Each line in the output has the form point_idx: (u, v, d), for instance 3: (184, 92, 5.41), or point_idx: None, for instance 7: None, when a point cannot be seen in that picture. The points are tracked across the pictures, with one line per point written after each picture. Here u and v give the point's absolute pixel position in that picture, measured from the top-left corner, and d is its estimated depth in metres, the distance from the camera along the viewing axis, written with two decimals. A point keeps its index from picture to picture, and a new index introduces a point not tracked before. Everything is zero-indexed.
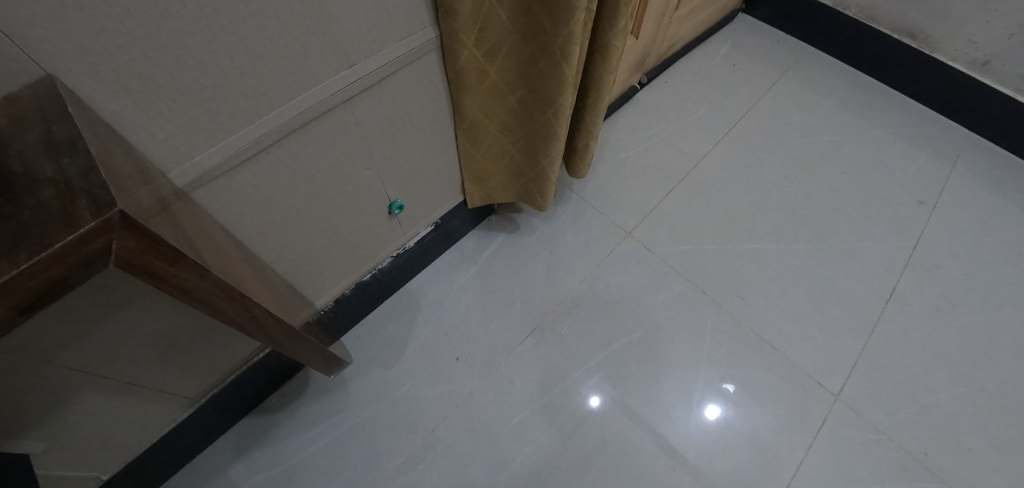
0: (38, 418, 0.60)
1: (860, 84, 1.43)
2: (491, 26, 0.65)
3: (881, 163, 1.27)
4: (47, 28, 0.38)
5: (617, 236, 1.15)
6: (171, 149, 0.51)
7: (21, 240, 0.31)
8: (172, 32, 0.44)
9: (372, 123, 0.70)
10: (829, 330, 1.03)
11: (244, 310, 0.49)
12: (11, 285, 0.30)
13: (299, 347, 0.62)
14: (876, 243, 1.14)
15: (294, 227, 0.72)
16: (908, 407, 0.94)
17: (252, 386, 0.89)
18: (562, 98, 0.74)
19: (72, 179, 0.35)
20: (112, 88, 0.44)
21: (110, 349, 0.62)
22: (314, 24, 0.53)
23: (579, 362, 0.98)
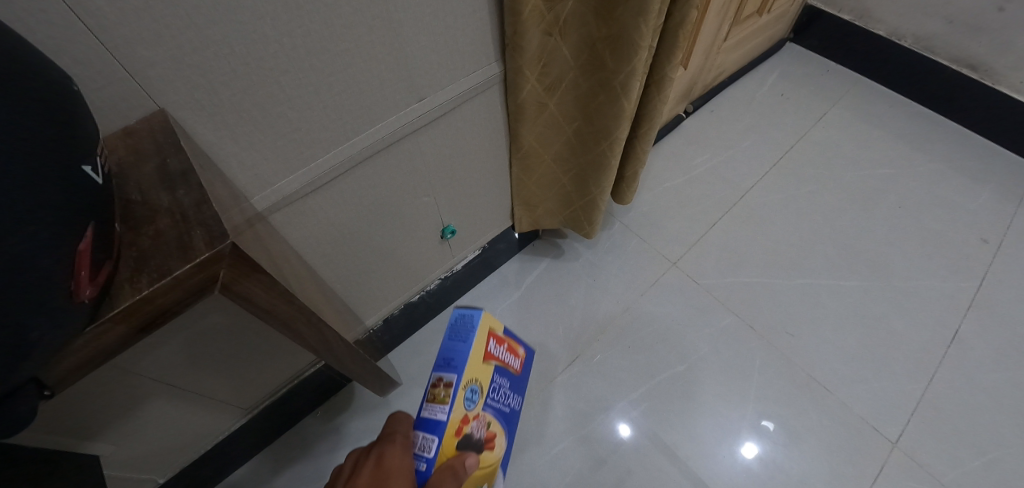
0: (110, 420, 0.64)
1: (916, 115, 1.39)
2: (555, 63, 0.68)
3: (939, 198, 1.22)
4: (164, 68, 0.41)
5: (662, 266, 1.14)
6: (257, 176, 0.54)
7: (142, 267, 0.34)
8: (269, 70, 0.48)
9: (434, 152, 0.73)
10: (886, 372, 0.98)
11: (316, 332, 0.51)
12: (131, 308, 0.33)
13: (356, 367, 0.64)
14: (935, 283, 1.09)
15: (355, 250, 0.75)
16: (974, 461, 0.88)
17: (301, 401, 0.91)
18: (619, 131, 0.75)
19: (186, 210, 0.38)
20: (211, 121, 0.47)
21: (180, 358, 0.65)
22: (392, 61, 0.56)
23: (620, 393, 0.97)
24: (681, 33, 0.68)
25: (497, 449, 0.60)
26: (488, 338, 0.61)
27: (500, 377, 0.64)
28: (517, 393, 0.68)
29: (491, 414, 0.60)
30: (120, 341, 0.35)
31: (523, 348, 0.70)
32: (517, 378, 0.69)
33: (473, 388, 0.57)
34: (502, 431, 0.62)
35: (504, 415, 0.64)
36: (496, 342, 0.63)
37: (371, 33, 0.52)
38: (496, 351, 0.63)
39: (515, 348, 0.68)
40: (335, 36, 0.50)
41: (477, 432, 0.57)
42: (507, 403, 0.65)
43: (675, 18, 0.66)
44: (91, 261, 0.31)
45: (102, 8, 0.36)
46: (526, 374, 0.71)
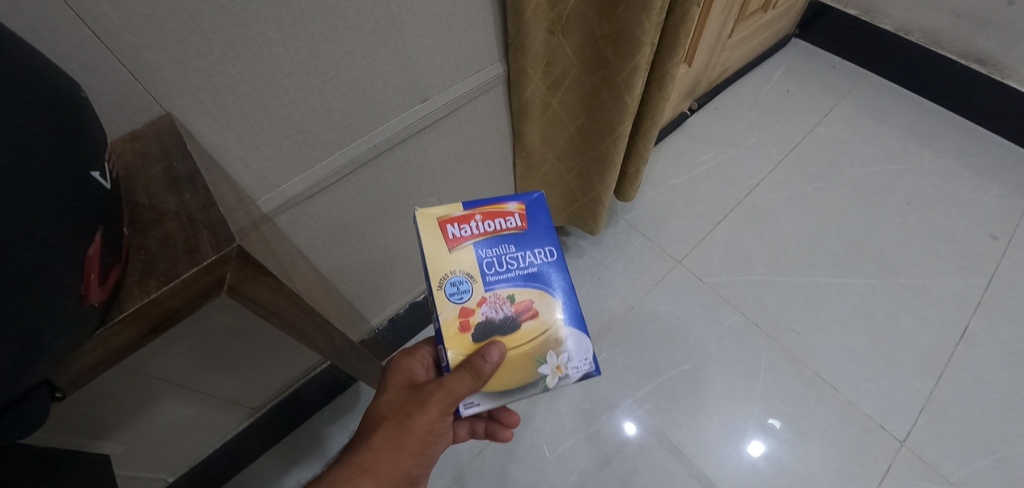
0: (121, 419, 0.64)
1: (924, 111, 1.37)
2: (558, 60, 0.69)
3: (948, 194, 1.21)
4: (170, 72, 0.42)
5: (667, 264, 1.13)
6: (263, 178, 0.55)
7: (150, 271, 0.35)
8: (274, 73, 0.48)
9: (438, 152, 0.73)
10: (894, 370, 0.97)
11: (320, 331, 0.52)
12: (140, 311, 0.34)
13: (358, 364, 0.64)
14: (944, 280, 1.08)
15: (361, 250, 0.75)
16: (983, 459, 0.87)
17: (308, 401, 0.92)
18: (622, 128, 0.74)
19: (193, 213, 0.38)
20: (217, 124, 0.47)
21: (188, 358, 0.66)
22: (396, 62, 0.57)
23: (626, 392, 0.97)
24: (682, 30, 0.68)
25: (545, 312, 0.49)
26: (444, 227, 0.50)
27: (495, 246, 0.51)
28: (535, 243, 0.52)
29: (508, 283, 0.49)
30: (130, 344, 0.35)
31: (507, 204, 0.52)
32: (525, 238, 0.52)
33: (459, 279, 0.49)
34: (545, 288, 0.50)
35: (532, 274, 0.50)
36: (462, 222, 0.51)
37: (375, 35, 0.52)
38: (469, 229, 0.51)
39: (499, 207, 0.52)
40: (339, 38, 0.50)
41: (496, 314, 0.48)
42: (531, 258, 0.51)
43: (676, 14, 0.66)
44: (101, 265, 0.32)
45: (109, 14, 0.36)
46: (541, 225, 0.53)
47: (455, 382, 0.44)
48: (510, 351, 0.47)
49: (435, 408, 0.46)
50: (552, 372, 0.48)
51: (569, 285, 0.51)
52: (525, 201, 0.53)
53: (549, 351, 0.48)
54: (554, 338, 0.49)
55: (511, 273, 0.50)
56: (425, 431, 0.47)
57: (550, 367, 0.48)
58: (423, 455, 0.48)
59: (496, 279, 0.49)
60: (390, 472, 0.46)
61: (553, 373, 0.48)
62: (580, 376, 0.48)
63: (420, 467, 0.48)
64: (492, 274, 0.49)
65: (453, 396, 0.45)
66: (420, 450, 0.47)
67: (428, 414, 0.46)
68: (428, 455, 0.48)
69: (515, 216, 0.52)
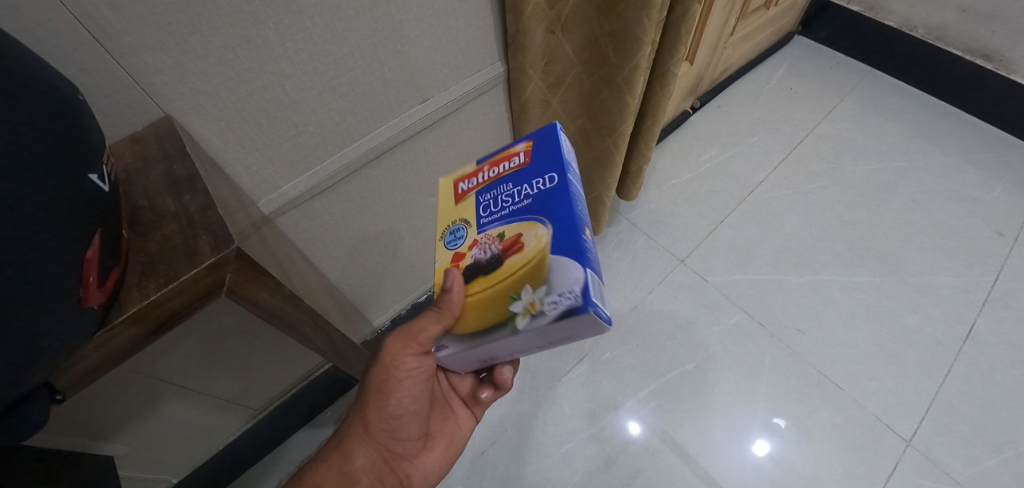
0: (124, 421, 0.65)
1: (929, 107, 1.36)
2: (558, 59, 0.69)
3: (954, 191, 1.20)
4: (169, 75, 0.42)
5: (670, 264, 1.13)
6: (263, 179, 0.55)
7: (150, 273, 0.35)
8: (273, 75, 0.48)
9: (439, 152, 0.73)
10: (900, 369, 0.96)
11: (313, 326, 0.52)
12: (138, 314, 0.34)
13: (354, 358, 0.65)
14: (950, 277, 1.07)
15: (362, 251, 0.75)
16: (991, 459, 0.86)
17: (312, 402, 0.92)
18: (623, 128, 0.74)
19: (193, 215, 0.38)
20: (218, 126, 0.47)
21: (191, 359, 0.66)
22: (396, 62, 0.56)
23: (629, 392, 0.96)
24: (684, 28, 0.67)
25: (532, 243, 0.38)
26: (456, 185, 0.48)
27: (495, 188, 0.44)
28: (536, 174, 0.42)
29: (501, 222, 0.42)
30: (129, 345, 0.36)
31: (514, 146, 0.46)
32: (527, 171, 0.43)
33: (458, 228, 0.45)
34: (538, 217, 0.39)
35: (530, 205, 0.41)
36: (473, 176, 0.47)
37: (374, 36, 0.52)
38: (477, 179, 0.46)
39: (506, 150, 0.46)
40: (338, 39, 0.50)
41: (483, 255, 0.41)
42: (530, 189, 0.42)
43: (677, 12, 0.65)
44: (100, 267, 0.32)
45: (108, 17, 0.36)
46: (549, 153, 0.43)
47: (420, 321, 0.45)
48: (486, 289, 0.40)
49: (389, 352, 0.49)
50: (525, 309, 0.37)
51: (576, 210, 0.39)
52: (535, 135, 0.45)
53: (525, 286, 0.38)
54: (534, 272, 0.37)
55: (509, 208, 0.42)
56: (384, 381, 0.49)
57: (523, 303, 0.37)
58: (388, 407, 0.50)
59: (489, 220, 0.43)
60: (364, 425, 0.51)
61: (526, 312, 0.37)
62: (559, 312, 0.35)
63: (391, 419, 0.51)
64: (489, 214, 0.43)
65: (406, 337, 0.47)
66: (384, 403, 0.50)
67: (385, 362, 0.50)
68: (398, 408, 0.50)
69: (521, 154, 0.44)
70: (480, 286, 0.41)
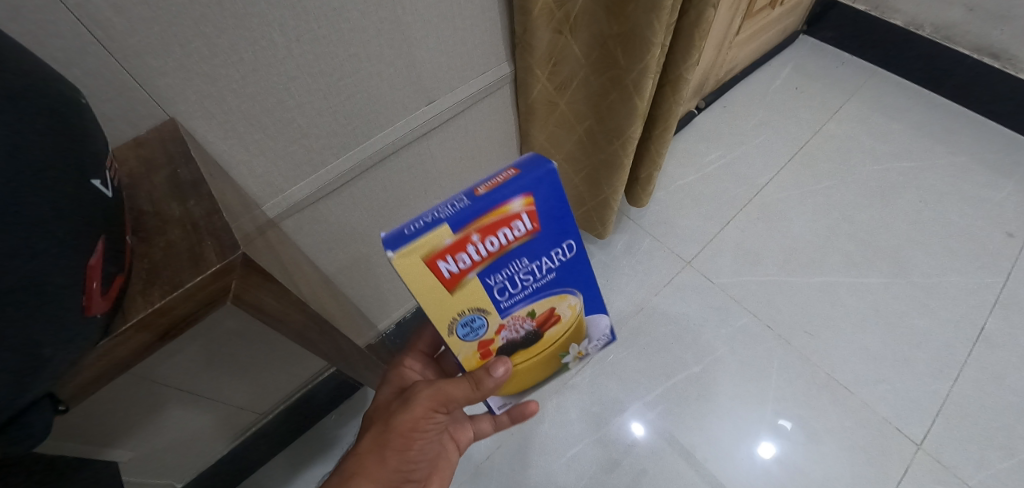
0: (129, 426, 0.65)
1: (936, 106, 1.35)
2: (566, 60, 0.68)
3: (962, 191, 1.19)
4: (173, 77, 0.41)
5: (676, 265, 1.12)
6: (268, 183, 0.54)
7: (154, 280, 0.34)
8: (278, 77, 0.47)
9: (445, 155, 0.73)
10: (909, 370, 0.95)
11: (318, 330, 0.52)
12: (141, 323, 0.33)
13: (357, 361, 0.64)
14: (959, 278, 1.06)
15: (367, 254, 0.74)
16: (1002, 462, 0.85)
17: (315, 408, 0.88)
18: (631, 131, 0.74)
19: (198, 220, 0.37)
20: (223, 129, 0.47)
21: (195, 365, 0.66)
22: (401, 63, 0.56)
23: (635, 394, 0.95)
24: (697, 33, 0.66)
25: (567, 312, 0.48)
26: (433, 262, 0.37)
27: (503, 267, 0.40)
28: (552, 244, 0.42)
29: (524, 301, 0.44)
30: (132, 354, 0.35)
31: (510, 204, 0.38)
32: (540, 242, 0.41)
33: (473, 317, 0.42)
34: (565, 289, 0.46)
35: (550, 281, 0.44)
36: (455, 251, 0.37)
37: (380, 37, 0.51)
38: (471, 255, 0.38)
39: (501, 211, 0.38)
40: (344, 40, 0.49)
41: (517, 334, 0.46)
42: (550, 262, 0.43)
43: (690, 15, 0.64)
44: (103, 275, 0.31)
45: (111, 19, 0.36)
46: (552, 212, 0.40)
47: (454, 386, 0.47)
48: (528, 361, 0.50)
49: (421, 405, 0.49)
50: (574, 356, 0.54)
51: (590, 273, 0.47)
52: (531, 192, 0.39)
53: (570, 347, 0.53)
54: (574, 334, 0.51)
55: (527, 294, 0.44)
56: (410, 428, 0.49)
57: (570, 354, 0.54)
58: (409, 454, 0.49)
59: (512, 304, 0.43)
60: (377, 467, 0.47)
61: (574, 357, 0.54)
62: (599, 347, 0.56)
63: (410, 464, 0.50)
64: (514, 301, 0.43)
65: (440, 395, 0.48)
66: (409, 451, 0.49)
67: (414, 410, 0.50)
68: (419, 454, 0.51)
69: (523, 221, 0.39)
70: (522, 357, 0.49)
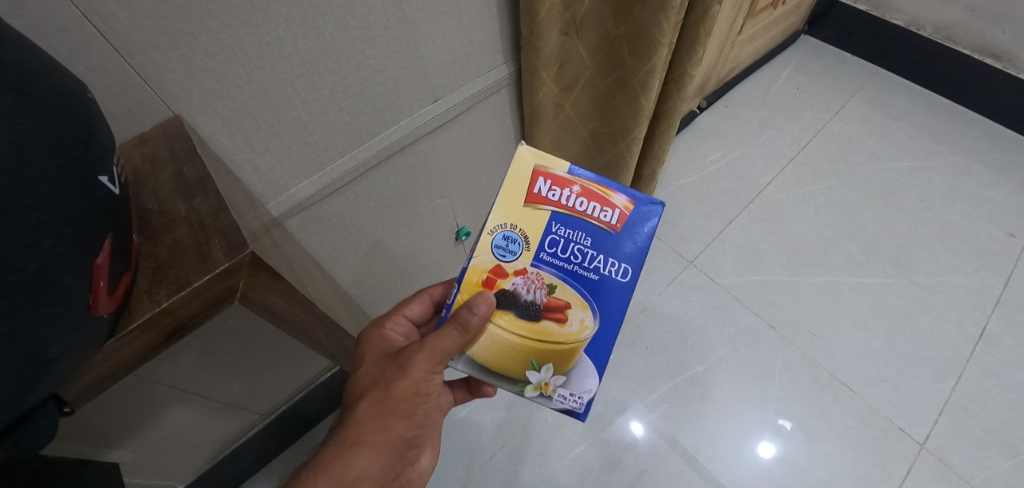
0: (131, 428, 0.64)
1: (937, 106, 1.35)
2: (571, 61, 0.67)
3: (963, 191, 1.19)
4: (178, 73, 0.41)
5: (679, 265, 1.12)
6: (272, 181, 0.53)
7: (161, 279, 0.34)
8: (284, 73, 0.47)
9: (449, 153, 0.72)
10: (911, 370, 0.95)
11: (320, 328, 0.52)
12: (148, 323, 0.32)
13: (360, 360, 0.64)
14: (961, 279, 1.06)
15: (370, 254, 0.74)
16: (1005, 462, 0.85)
17: (317, 406, 0.90)
18: (637, 131, 0.75)
19: (204, 218, 0.37)
20: (227, 127, 0.46)
21: (200, 367, 0.65)
22: (408, 61, 0.55)
23: (638, 395, 0.95)
24: (702, 29, 0.66)
25: (575, 326, 0.45)
26: (535, 177, 0.46)
27: (571, 229, 0.46)
28: (614, 250, 0.46)
29: (555, 269, 0.46)
30: (138, 355, 0.34)
31: (614, 196, 0.46)
32: (607, 238, 0.46)
33: (513, 237, 0.46)
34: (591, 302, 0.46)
35: (583, 275, 0.46)
36: (557, 183, 0.46)
37: (386, 34, 0.51)
38: (559, 196, 0.46)
39: (607, 193, 0.46)
40: (351, 37, 0.49)
41: (526, 294, 0.45)
42: (603, 267, 0.46)
43: (695, 13, 0.64)
44: (109, 273, 0.30)
45: (116, 13, 0.35)
46: (638, 243, 0.46)
47: (443, 338, 0.44)
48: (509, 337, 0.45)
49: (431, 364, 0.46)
50: (539, 385, 0.46)
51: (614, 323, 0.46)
52: (637, 201, 0.46)
53: (548, 364, 0.46)
54: (563, 356, 0.46)
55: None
56: (412, 393, 0.46)
57: (539, 378, 0.46)
58: (415, 418, 0.46)
59: (548, 261, 0.45)
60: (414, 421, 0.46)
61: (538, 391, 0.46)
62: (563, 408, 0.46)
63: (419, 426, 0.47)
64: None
65: (437, 354, 0.45)
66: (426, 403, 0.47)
67: (413, 375, 0.45)
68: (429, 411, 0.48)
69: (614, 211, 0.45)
70: (505, 324, 0.45)
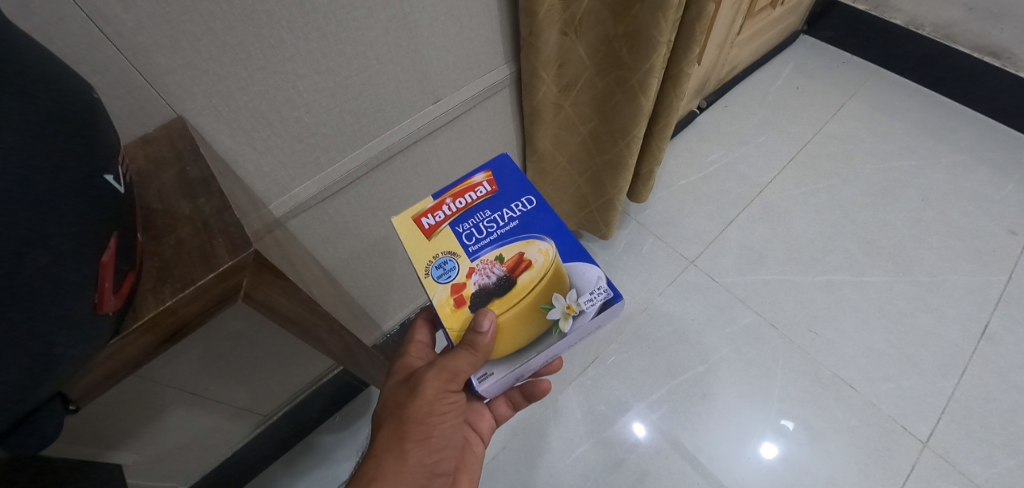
0: (134, 429, 0.65)
1: (937, 105, 1.35)
2: (570, 61, 0.68)
3: (964, 189, 1.19)
4: (181, 74, 0.41)
5: (680, 265, 1.12)
6: (274, 182, 0.54)
7: (165, 278, 0.34)
8: (286, 74, 0.47)
9: (450, 153, 0.72)
10: (914, 369, 0.95)
11: (325, 327, 0.51)
12: (152, 322, 0.33)
13: (362, 359, 0.64)
14: (963, 277, 1.06)
15: (372, 254, 0.74)
16: (1008, 461, 0.85)
17: (318, 409, 0.88)
18: (636, 131, 0.74)
19: (208, 218, 0.37)
20: (230, 128, 0.47)
21: (202, 366, 0.67)
22: (409, 62, 0.56)
23: (640, 394, 0.95)
24: (698, 27, 0.66)
25: (539, 257, 0.47)
26: (417, 220, 0.50)
27: (472, 219, 0.50)
28: (511, 198, 0.52)
29: (493, 246, 0.49)
30: (142, 354, 0.34)
31: (472, 178, 0.52)
32: (500, 198, 0.52)
33: (445, 260, 0.48)
34: (533, 235, 0.49)
35: (513, 228, 0.50)
36: (434, 210, 0.50)
37: (387, 35, 0.51)
38: (445, 212, 0.50)
39: (466, 183, 0.52)
40: (352, 38, 0.49)
41: (488, 280, 0.47)
42: (510, 212, 0.51)
43: (692, 11, 0.64)
44: (115, 272, 0.31)
45: (120, 15, 0.35)
46: (512, 178, 0.53)
47: (456, 359, 0.43)
48: (510, 312, 0.45)
49: (429, 387, 0.46)
50: (564, 313, 0.45)
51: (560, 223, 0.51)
52: (490, 170, 0.53)
53: (554, 294, 0.46)
54: (556, 280, 0.46)
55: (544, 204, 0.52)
56: (425, 414, 0.46)
57: (559, 309, 0.45)
58: (432, 444, 0.46)
59: (482, 246, 0.49)
60: (423, 444, 0.45)
61: (565, 315, 0.45)
62: (597, 306, 0.46)
63: (434, 451, 0.46)
64: (529, 211, 0.51)
65: (448, 371, 0.45)
66: (440, 427, 0.46)
67: (425, 393, 0.46)
68: (443, 439, 0.47)
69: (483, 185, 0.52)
70: (500, 309, 0.45)
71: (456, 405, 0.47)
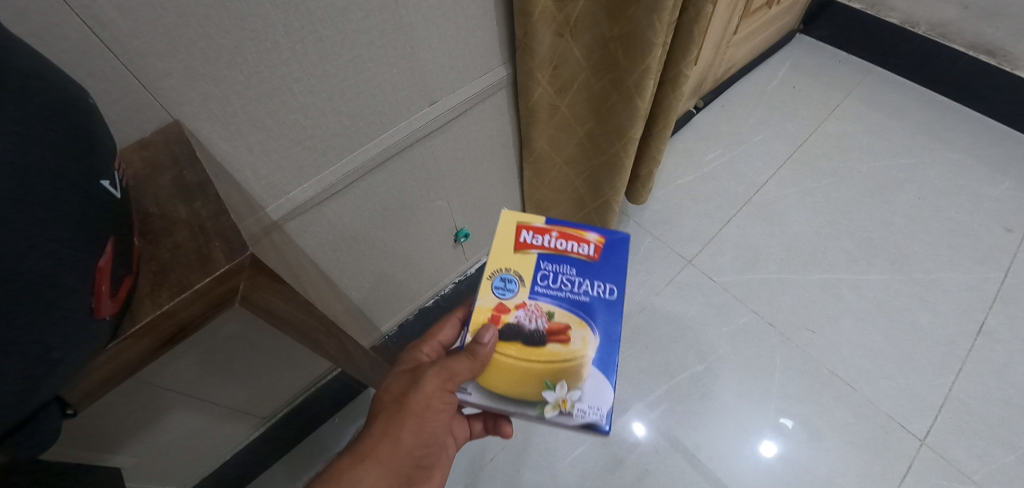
0: (133, 432, 0.64)
1: (933, 103, 1.36)
2: (566, 62, 0.68)
3: (961, 187, 1.19)
4: (177, 79, 0.41)
5: (678, 264, 1.12)
6: (271, 185, 0.54)
7: (162, 282, 0.34)
8: (282, 77, 0.47)
9: (447, 155, 0.73)
10: (911, 367, 0.96)
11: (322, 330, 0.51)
12: (148, 326, 0.33)
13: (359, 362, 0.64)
14: (960, 275, 1.06)
15: (371, 256, 0.74)
16: (1005, 457, 0.85)
17: (318, 410, 0.89)
18: (633, 132, 0.75)
19: (204, 221, 0.37)
20: (227, 131, 0.47)
21: (202, 369, 0.67)
22: (405, 64, 0.56)
23: (638, 394, 0.95)
24: (696, 28, 0.66)
25: (579, 345, 0.48)
26: (519, 229, 0.54)
27: (559, 263, 0.52)
28: (600, 279, 0.52)
29: (551, 299, 0.50)
30: (139, 357, 0.34)
31: (588, 233, 0.54)
32: (590, 267, 0.52)
33: (510, 278, 0.51)
34: (586, 319, 0.50)
35: (579, 300, 0.51)
36: (539, 232, 0.54)
37: (383, 38, 0.52)
38: (542, 241, 0.53)
39: (579, 233, 0.54)
40: (348, 41, 0.49)
41: (528, 323, 0.49)
42: (587, 288, 0.51)
43: (690, 13, 0.64)
44: (111, 276, 0.31)
45: (116, 20, 0.36)
46: (614, 262, 0.53)
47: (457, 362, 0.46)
48: (520, 364, 0.47)
49: (428, 383, 0.46)
50: (556, 402, 0.46)
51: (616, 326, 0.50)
52: (607, 236, 0.54)
53: (561, 381, 0.47)
54: (572, 374, 0.47)
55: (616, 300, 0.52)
56: (422, 408, 0.46)
57: (556, 396, 0.47)
58: (423, 440, 0.46)
59: (545, 292, 0.51)
60: (414, 438, 0.46)
61: (556, 404, 0.46)
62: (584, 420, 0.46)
63: (423, 445, 0.46)
64: (602, 301, 0.51)
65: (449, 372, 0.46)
66: (432, 424, 0.46)
67: (424, 389, 0.46)
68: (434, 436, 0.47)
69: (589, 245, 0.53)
70: (517, 354, 0.48)
71: (451, 407, 0.48)
